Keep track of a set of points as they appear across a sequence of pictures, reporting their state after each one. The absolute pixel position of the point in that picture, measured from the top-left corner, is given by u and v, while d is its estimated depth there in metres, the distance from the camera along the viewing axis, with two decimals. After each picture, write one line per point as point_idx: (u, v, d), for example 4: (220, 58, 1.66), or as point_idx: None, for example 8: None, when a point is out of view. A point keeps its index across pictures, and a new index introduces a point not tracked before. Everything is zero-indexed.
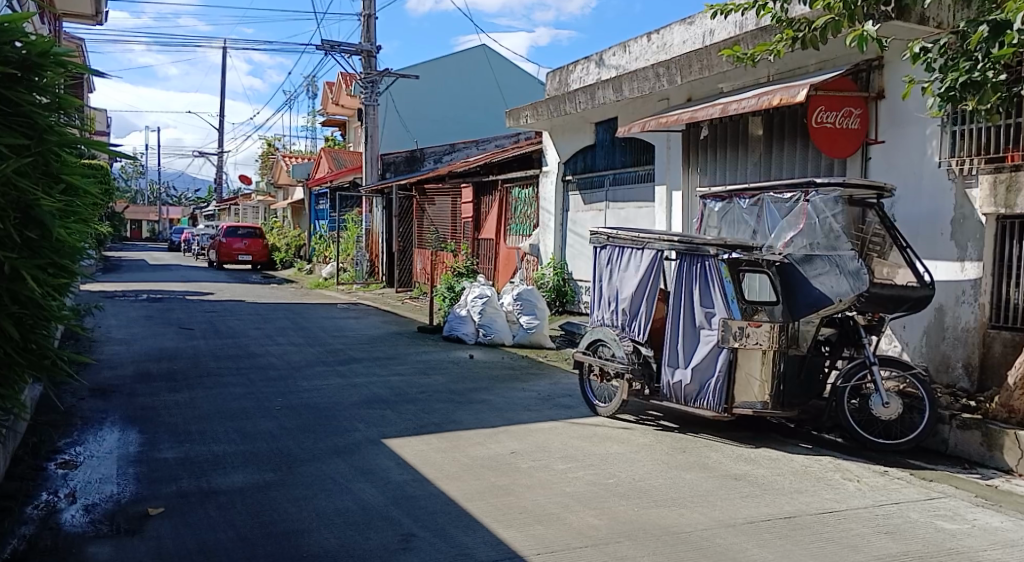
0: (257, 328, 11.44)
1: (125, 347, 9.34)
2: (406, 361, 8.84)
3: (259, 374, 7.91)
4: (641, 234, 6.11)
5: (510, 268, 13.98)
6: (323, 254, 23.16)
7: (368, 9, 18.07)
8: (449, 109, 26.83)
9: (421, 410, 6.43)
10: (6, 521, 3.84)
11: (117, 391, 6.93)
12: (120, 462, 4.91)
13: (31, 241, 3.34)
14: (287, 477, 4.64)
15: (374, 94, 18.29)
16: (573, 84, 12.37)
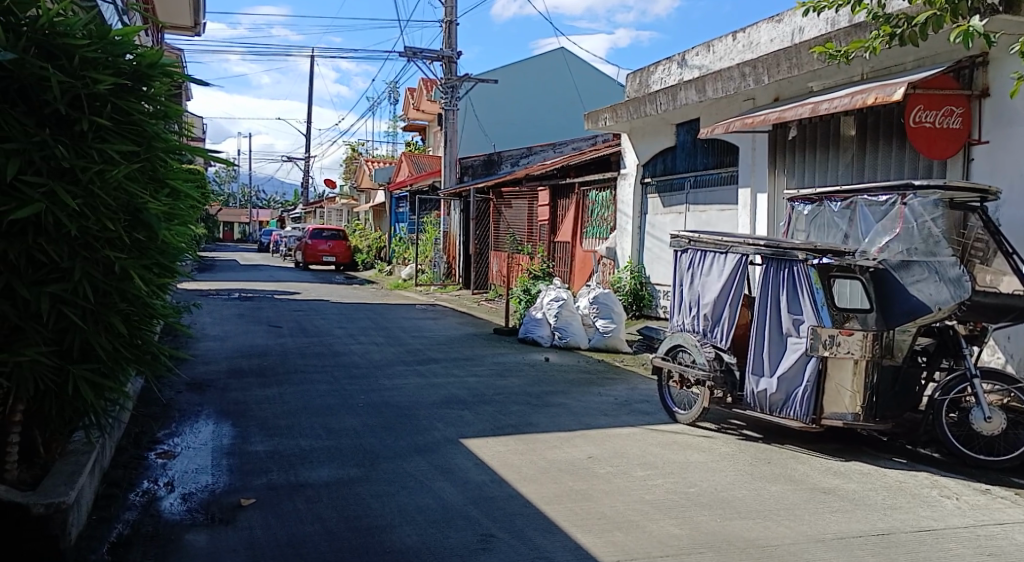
0: (340, 327, 11.76)
1: (218, 343, 9.78)
2: (483, 363, 8.91)
3: (342, 372, 8.13)
4: (725, 237, 5.97)
5: (586, 271, 13.87)
6: (402, 256, 23.61)
7: (450, 15, 18.35)
8: (528, 113, 26.95)
9: (498, 411, 6.46)
10: (112, 506, 4.07)
11: (211, 386, 7.25)
12: (214, 454, 5.13)
13: (138, 242, 3.56)
14: (370, 473, 4.75)
15: (454, 99, 18.56)
16: (654, 86, 12.21)
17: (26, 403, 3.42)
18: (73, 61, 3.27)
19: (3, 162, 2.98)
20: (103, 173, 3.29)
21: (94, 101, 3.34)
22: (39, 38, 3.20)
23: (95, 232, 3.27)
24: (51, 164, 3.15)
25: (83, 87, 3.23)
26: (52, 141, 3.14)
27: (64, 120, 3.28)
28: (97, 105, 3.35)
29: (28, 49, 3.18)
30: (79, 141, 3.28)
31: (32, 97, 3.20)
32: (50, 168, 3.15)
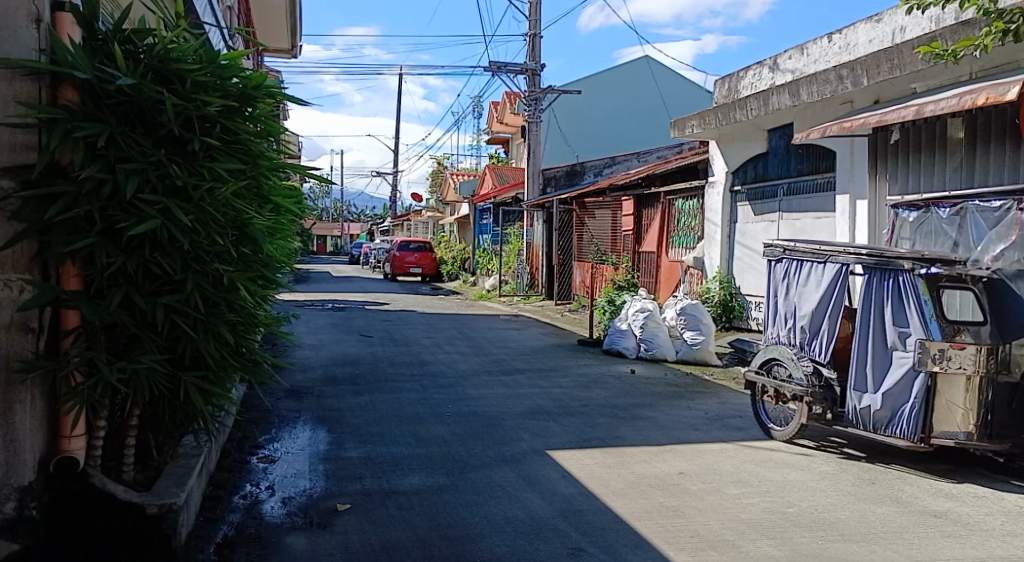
0: (427, 337, 11.98)
1: (313, 352, 10.14)
2: (568, 373, 8.86)
3: (430, 381, 8.26)
4: (823, 246, 5.76)
5: (673, 281, 13.63)
6: (486, 267, 23.86)
7: (534, 28, 18.50)
8: (611, 122, 26.83)
9: (585, 423, 6.41)
10: (219, 507, 4.27)
11: (308, 393, 7.52)
12: (311, 459, 5.31)
13: (244, 255, 3.75)
14: (458, 482, 4.80)
15: (538, 111, 18.67)
16: (744, 91, 11.91)
17: (141, 407, 3.63)
18: (186, 84, 3.47)
19: (124, 181, 3.19)
20: (213, 191, 3.47)
21: (205, 122, 3.52)
22: (156, 64, 3.43)
23: (205, 246, 3.46)
24: (166, 182, 3.34)
25: (194, 109, 3.41)
26: (167, 161, 3.34)
27: (177, 140, 3.46)
28: (207, 126, 3.53)
29: (145, 75, 3.41)
30: (190, 160, 3.47)
31: (148, 119, 3.40)
32: (165, 186, 3.35)
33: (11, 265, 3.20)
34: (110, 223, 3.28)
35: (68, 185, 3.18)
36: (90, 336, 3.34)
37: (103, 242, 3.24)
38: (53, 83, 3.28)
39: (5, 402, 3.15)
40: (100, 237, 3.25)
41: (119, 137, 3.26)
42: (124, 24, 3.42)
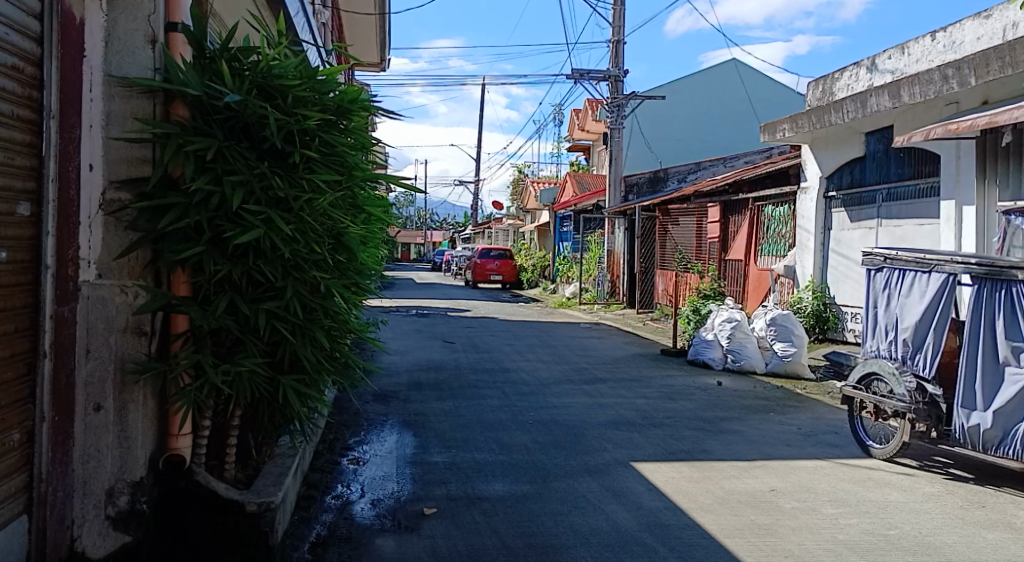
0: (509, 344, 12.03)
1: (399, 357, 10.37)
2: (652, 384, 8.71)
3: (513, 388, 8.30)
4: (927, 255, 5.47)
5: (762, 290, 13.23)
6: (566, 274, 23.82)
7: (617, 34, 18.41)
8: (695, 128, 26.37)
9: (671, 435, 6.29)
10: (312, 507, 4.41)
11: (395, 397, 7.69)
12: (399, 462, 5.41)
13: (339, 263, 3.88)
14: (542, 490, 4.78)
15: (620, 117, 18.57)
16: (839, 93, 11.48)
17: (243, 409, 3.79)
18: (287, 99, 3.62)
19: (230, 193, 3.35)
20: (311, 202, 3.60)
21: (304, 135, 3.66)
22: (259, 80, 3.59)
23: (304, 254, 3.59)
24: (269, 194, 3.50)
25: (295, 123, 3.56)
26: (269, 173, 3.50)
27: (278, 153, 3.62)
28: (307, 139, 3.67)
29: (251, 91, 3.58)
30: (291, 172, 3.62)
31: (253, 133, 3.58)
32: (268, 197, 3.50)
33: (127, 273, 3.40)
34: (217, 232, 3.45)
35: (179, 196, 3.37)
36: (198, 340, 3.53)
37: (211, 250, 3.42)
38: (166, 99, 3.48)
39: (119, 402, 3.35)
40: (209, 245, 3.43)
41: (226, 151, 3.44)
42: (230, 43, 3.61)
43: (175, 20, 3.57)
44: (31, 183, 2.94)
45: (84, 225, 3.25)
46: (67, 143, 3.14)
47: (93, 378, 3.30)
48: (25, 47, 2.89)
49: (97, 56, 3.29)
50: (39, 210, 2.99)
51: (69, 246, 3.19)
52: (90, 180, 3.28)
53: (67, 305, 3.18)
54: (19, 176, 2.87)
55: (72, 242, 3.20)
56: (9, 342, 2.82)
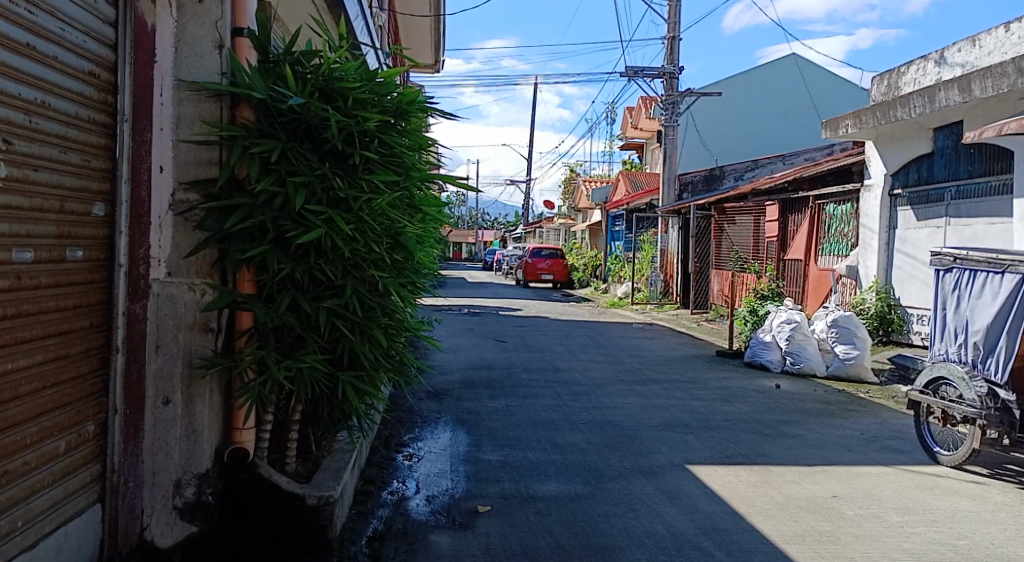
0: (560, 344, 12.00)
1: (451, 355, 10.45)
2: (707, 386, 8.58)
3: (565, 388, 8.28)
4: (1001, 255, 5.24)
5: (822, 291, 12.90)
6: (618, 274, 23.65)
7: (673, 31, 18.18)
8: (752, 125, 25.86)
9: (727, 438, 6.19)
10: (369, 502, 4.49)
11: (448, 395, 7.76)
12: (453, 459, 5.46)
13: (397, 262, 3.93)
14: (596, 491, 4.76)
15: (675, 115, 18.35)
16: (905, 88, 11.10)
17: (304, 404, 3.88)
18: (348, 102, 3.69)
19: (293, 194, 3.44)
20: (371, 202, 3.66)
21: (364, 137, 3.73)
22: (322, 83, 3.68)
23: (363, 253, 3.65)
24: (330, 194, 3.57)
25: (355, 125, 3.62)
26: (330, 174, 3.57)
27: (340, 155, 3.69)
28: (367, 141, 3.74)
29: (313, 94, 3.67)
30: (351, 172, 3.69)
31: (316, 136, 3.66)
32: (329, 198, 3.58)
33: (195, 271, 3.51)
34: (281, 232, 3.54)
35: (245, 197, 3.47)
36: (261, 336, 3.62)
37: (275, 249, 3.51)
38: (232, 103, 3.58)
39: (187, 397, 3.46)
40: (273, 245, 3.52)
41: (289, 153, 3.53)
42: (293, 47, 3.70)
43: (241, 25, 3.67)
44: (105, 185, 3.06)
45: (155, 225, 3.37)
46: (140, 145, 3.26)
47: (162, 372, 3.42)
48: (99, 53, 3.00)
49: (166, 62, 3.40)
50: (113, 210, 3.11)
51: (140, 245, 3.31)
52: (161, 181, 3.41)
53: (138, 302, 3.30)
54: (95, 178, 2.98)
55: (143, 241, 3.32)
56: (84, 337, 2.94)
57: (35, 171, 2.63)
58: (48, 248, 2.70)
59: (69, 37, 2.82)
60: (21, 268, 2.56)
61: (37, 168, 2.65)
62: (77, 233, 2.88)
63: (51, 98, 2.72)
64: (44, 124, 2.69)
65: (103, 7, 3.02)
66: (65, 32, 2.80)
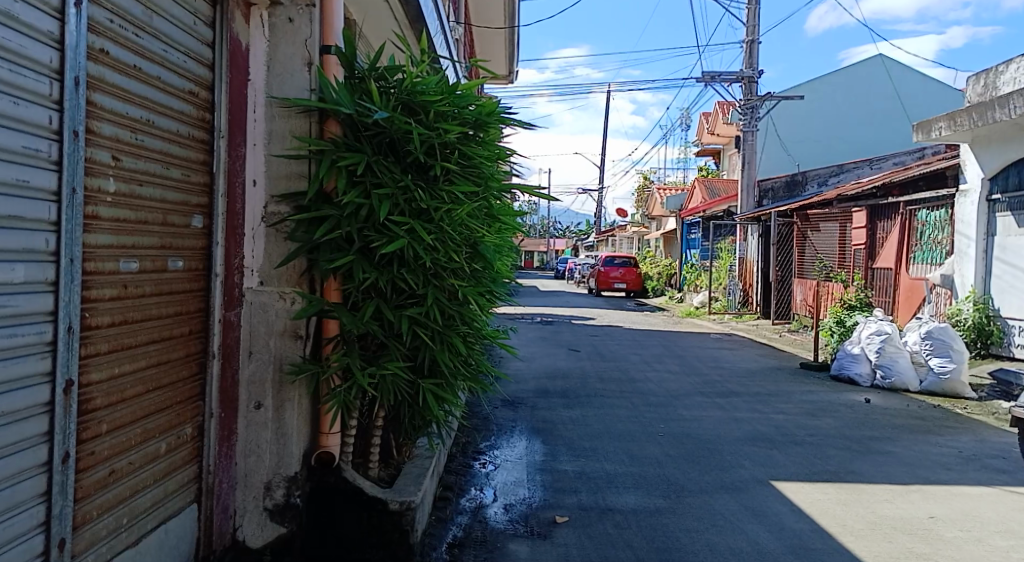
0: (636, 354, 11.86)
1: (526, 364, 10.48)
2: (791, 399, 8.30)
3: (641, 398, 8.17)
4: None
5: (914, 302, 12.33)
6: (694, 283, 23.22)
7: (752, 34, 17.79)
8: (836, 129, 25.00)
9: (813, 454, 5.97)
10: (448, 508, 4.54)
11: (522, 404, 7.77)
12: (529, 469, 5.46)
13: (475, 271, 3.98)
14: (676, 505, 4.67)
15: (754, 119, 17.95)
16: (1004, 87, 10.51)
17: (386, 410, 3.97)
18: (430, 115, 3.76)
19: (378, 205, 3.53)
20: (451, 212, 3.71)
21: (445, 148, 3.79)
22: (405, 98, 3.77)
23: (444, 262, 3.71)
24: (412, 206, 3.65)
25: (437, 137, 3.69)
26: (413, 186, 3.65)
27: (421, 167, 3.76)
28: (448, 152, 3.80)
29: (397, 108, 3.76)
30: (432, 184, 3.75)
31: (399, 149, 3.74)
32: (412, 209, 3.65)
33: (286, 280, 3.65)
34: (365, 243, 3.64)
35: (332, 209, 3.58)
36: (347, 343, 3.73)
37: (360, 259, 3.61)
38: (321, 118, 3.71)
39: (277, 401, 3.58)
40: (358, 255, 3.62)
41: (374, 165, 3.62)
42: (378, 64, 3.81)
43: (329, 43, 3.81)
44: (203, 198, 3.21)
45: (248, 235, 3.54)
46: (234, 160, 3.43)
47: (255, 377, 3.56)
48: (197, 72, 3.16)
49: (260, 80, 3.60)
50: (210, 222, 3.27)
51: (235, 255, 3.47)
52: (254, 194, 3.57)
53: (232, 310, 3.46)
54: (194, 192, 3.13)
55: (237, 251, 3.48)
56: (184, 343, 3.09)
57: (141, 186, 2.77)
58: (152, 258, 2.84)
59: (172, 57, 2.97)
60: (128, 278, 2.70)
61: (142, 184, 2.79)
62: (178, 244, 3.03)
63: (156, 116, 2.86)
64: (149, 142, 2.83)
65: (201, 29, 3.19)
66: (168, 53, 2.94)
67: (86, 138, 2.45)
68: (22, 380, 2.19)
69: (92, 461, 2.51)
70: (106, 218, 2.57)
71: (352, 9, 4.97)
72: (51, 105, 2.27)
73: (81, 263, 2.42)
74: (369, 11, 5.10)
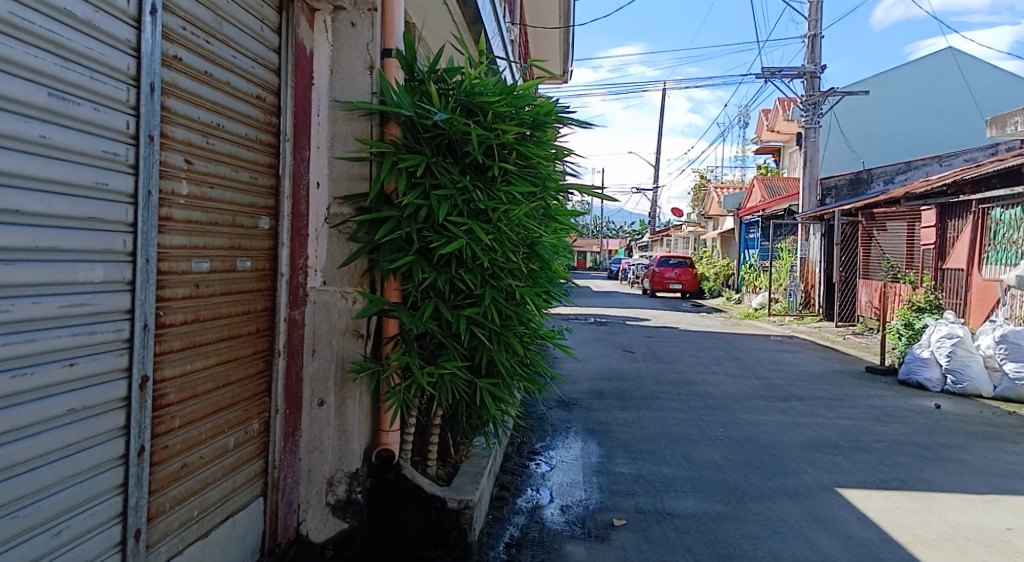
0: (693, 356, 11.69)
1: (580, 364, 10.44)
2: (856, 404, 8.06)
3: (699, 401, 8.05)
4: None
5: (987, 304, 11.80)
6: (753, 284, 22.76)
7: (814, 28, 17.35)
8: (903, 125, 24.16)
9: (880, 461, 5.78)
10: (506, 508, 4.56)
11: (578, 405, 7.75)
12: (586, 470, 5.43)
13: (533, 271, 3.98)
14: (737, 511, 4.58)
15: (816, 116, 17.51)
16: None
17: (444, 409, 4.01)
18: (488, 115, 3.78)
19: (437, 207, 3.56)
20: (509, 212, 3.72)
21: (503, 149, 3.81)
22: (464, 99, 3.80)
23: (501, 263, 3.72)
24: (471, 206, 3.67)
25: (495, 138, 3.70)
26: (471, 187, 3.67)
27: (480, 167, 3.78)
28: (505, 152, 3.80)
29: (456, 110, 3.79)
30: (490, 184, 3.77)
31: (457, 150, 3.77)
32: (470, 209, 3.67)
33: (348, 279, 3.72)
34: (425, 243, 3.68)
35: (393, 210, 3.63)
36: (406, 342, 3.78)
37: (419, 259, 3.65)
38: (382, 121, 3.77)
39: (339, 398, 3.65)
40: (417, 256, 3.67)
41: (434, 167, 3.66)
42: (437, 66, 3.85)
43: (390, 46, 3.86)
44: (270, 200, 3.30)
45: (312, 237, 3.63)
46: (299, 162, 3.52)
47: (318, 374, 3.64)
48: (264, 78, 3.25)
49: (324, 84, 3.68)
50: (276, 223, 3.36)
51: (299, 255, 3.56)
52: (318, 196, 3.66)
53: (297, 309, 3.54)
54: (261, 194, 3.22)
55: (302, 251, 3.57)
56: (251, 341, 3.18)
57: (211, 188, 2.86)
58: (222, 258, 2.93)
59: (240, 63, 3.06)
60: (199, 277, 2.79)
61: (213, 186, 2.88)
62: (246, 244, 3.12)
63: (226, 121, 2.95)
64: (219, 145, 2.92)
65: (268, 35, 3.27)
66: (237, 59, 3.03)
67: (161, 143, 2.54)
68: (101, 376, 2.28)
69: (165, 454, 2.61)
70: (179, 220, 2.66)
71: (412, 13, 5.05)
72: (128, 110, 2.36)
73: (156, 263, 2.51)
74: (429, 15, 5.17)
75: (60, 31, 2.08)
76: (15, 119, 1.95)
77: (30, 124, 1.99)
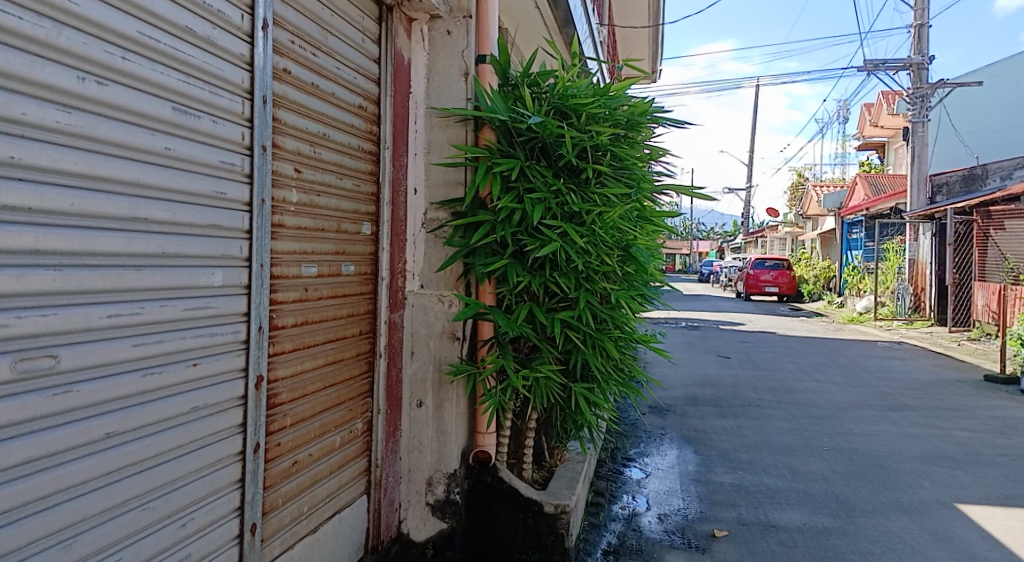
0: (793, 362, 11.24)
1: (673, 370, 10.23)
2: (975, 415, 7.53)
3: (801, 410, 7.73)
4: None
5: None
6: (855, 287, 21.71)
7: (921, 17, 16.44)
8: None
9: (1005, 477, 5.37)
10: (602, 515, 4.51)
11: (672, 412, 7.58)
12: (683, 479, 5.31)
13: (628, 274, 3.91)
14: (847, 526, 4.36)
15: (924, 109, 16.57)
16: None
17: (539, 412, 4.01)
18: (581, 117, 3.75)
19: (531, 210, 3.57)
20: (603, 215, 3.67)
21: (598, 151, 3.77)
22: (557, 102, 3.78)
23: (597, 266, 3.69)
24: (564, 209, 3.65)
25: (589, 140, 3.67)
26: (565, 190, 3.65)
27: (574, 171, 3.77)
28: (599, 154, 3.78)
29: (550, 113, 3.78)
30: (585, 186, 3.75)
31: (551, 153, 3.76)
32: (565, 213, 3.66)
33: (445, 284, 3.80)
34: (520, 247, 3.70)
35: (488, 215, 3.67)
36: (501, 345, 3.80)
37: (515, 263, 3.67)
38: (477, 126, 3.81)
39: (437, 400, 3.73)
40: (513, 259, 3.69)
41: (528, 171, 3.67)
42: (530, 70, 3.86)
43: (484, 52, 3.90)
44: (371, 207, 3.40)
45: (409, 242, 3.73)
46: (398, 170, 3.62)
47: (417, 376, 3.74)
48: (365, 88, 3.35)
49: (421, 92, 3.77)
50: (377, 229, 3.46)
51: (398, 260, 3.65)
52: (415, 202, 3.76)
53: (397, 312, 3.63)
54: (364, 201, 3.32)
55: (401, 256, 3.67)
56: (356, 342, 3.29)
57: (319, 196, 2.97)
58: (328, 263, 3.04)
59: (344, 74, 3.16)
60: (308, 281, 2.90)
61: (320, 195, 2.98)
62: (350, 250, 3.22)
63: (331, 130, 3.05)
64: (326, 155, 3.03)
65: (369, 45, 3.37)
66: (341, 70, 3.14)
67: (273, 152, 2.66)
68: (221, 376, 2.40)
69: (278, 451, 2.72)
70: (290, 226, 2.78)
71: (503, 19, 5.10)
72: (243, 122, 2.48)
73: (269, 268, 2.62)
74: (520, 19, 5.20)
75: (181, 48, 2.20)
76: (143, 131, 2.07)
77: (156, 137, 2.12)
